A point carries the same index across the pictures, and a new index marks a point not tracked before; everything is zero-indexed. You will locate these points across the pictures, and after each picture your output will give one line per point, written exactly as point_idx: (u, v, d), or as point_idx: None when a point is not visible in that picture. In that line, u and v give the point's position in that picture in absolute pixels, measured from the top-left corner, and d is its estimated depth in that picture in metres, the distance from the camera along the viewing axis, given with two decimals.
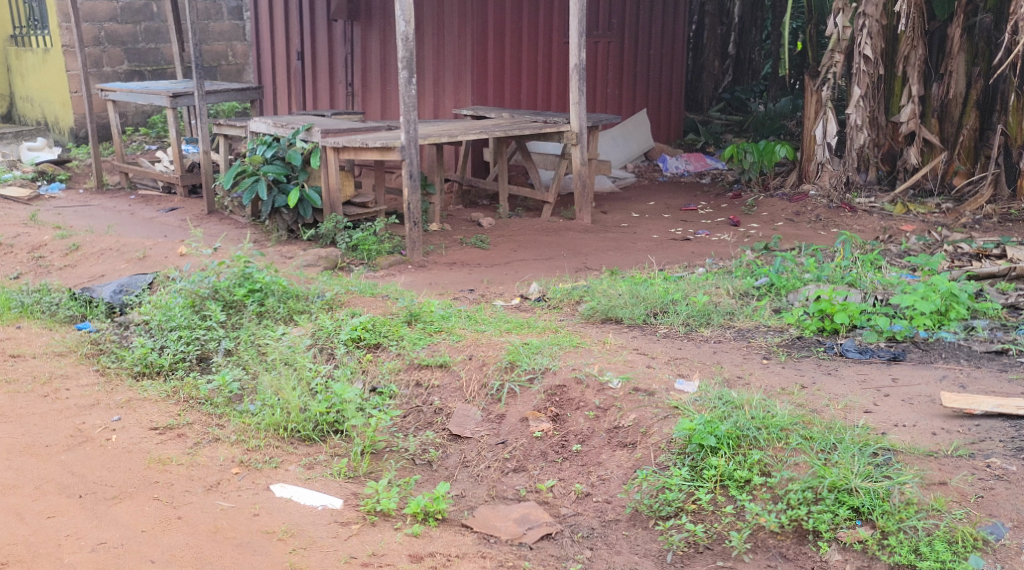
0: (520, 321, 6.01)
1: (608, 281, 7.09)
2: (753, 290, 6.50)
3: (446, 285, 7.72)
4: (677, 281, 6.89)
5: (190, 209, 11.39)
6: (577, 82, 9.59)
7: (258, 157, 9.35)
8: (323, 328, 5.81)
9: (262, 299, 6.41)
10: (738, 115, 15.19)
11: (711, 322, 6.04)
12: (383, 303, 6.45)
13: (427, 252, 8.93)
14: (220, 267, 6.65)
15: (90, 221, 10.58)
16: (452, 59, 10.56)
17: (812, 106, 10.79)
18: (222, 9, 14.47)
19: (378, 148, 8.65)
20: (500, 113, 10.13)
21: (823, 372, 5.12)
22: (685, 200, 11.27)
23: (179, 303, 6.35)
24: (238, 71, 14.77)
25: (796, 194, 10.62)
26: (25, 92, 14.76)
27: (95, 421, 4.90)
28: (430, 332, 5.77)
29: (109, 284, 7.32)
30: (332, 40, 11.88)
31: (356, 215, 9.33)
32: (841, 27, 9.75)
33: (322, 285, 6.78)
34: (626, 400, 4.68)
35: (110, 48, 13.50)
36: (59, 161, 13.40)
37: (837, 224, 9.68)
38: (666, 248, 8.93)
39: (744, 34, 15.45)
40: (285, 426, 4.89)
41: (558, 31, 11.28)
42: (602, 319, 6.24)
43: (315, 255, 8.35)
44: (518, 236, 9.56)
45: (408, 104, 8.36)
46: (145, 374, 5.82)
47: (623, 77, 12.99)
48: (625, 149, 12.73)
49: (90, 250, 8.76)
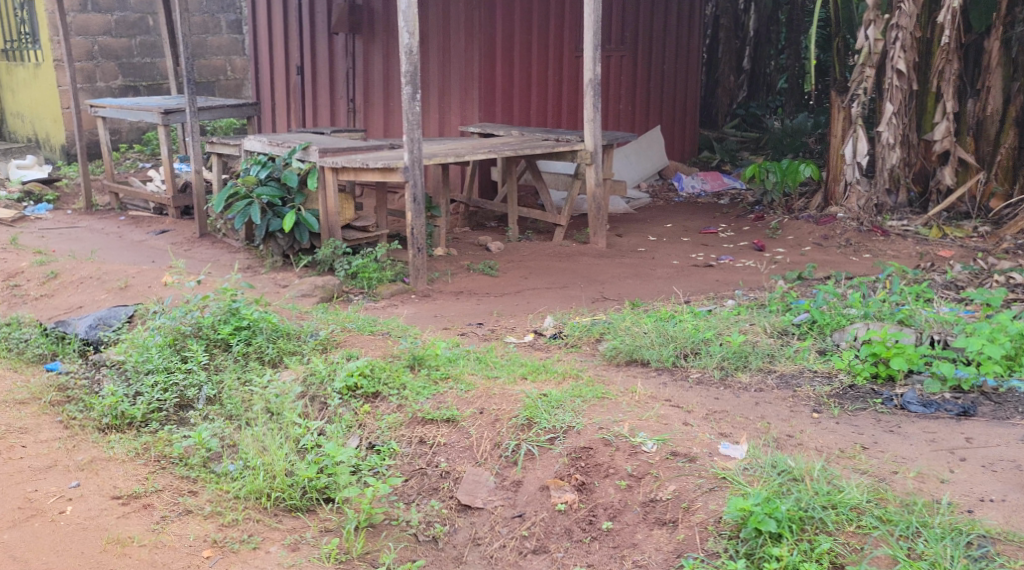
0: (536, 364, 5.39)
1: (631, 316, 6.46)
2: (792, 328, 5.85)
3: (451, 319, 7.11)
4: (707, 317, 6.26)
5: (181, 231, 10.80)
6: (592, 98, 8.99)
7: (251, 178, 8.76)
8: (316, 373, 5.20)
9: (250, 338, 5.79)
10: (753, 132, 14.61)
11: (748, 365, 5.39)
12: (384, 344, 5.82)
13: (432, 280, 8.33)
14: (205, 300, 6.03)
15: (74, 245, 9.99)
16: (459, 74, 9.98)
17: (838, 123, 10.06)
18: (221, 22, 13.92)
19: (379, 169, 8.03)
20: (509, 131, 9.55)
21: (884, 429, 4.44)
22: (704, 222, 10.66)
23: (156, 341, 5.76)
24: (237, 86, 14.21)
25: (823, 216, 9.95)
26: (16, 108, 14.21)
27: (50, 488, 4.35)
28: (436, 380, 5.14)
29: (85, 317, 6.73)
30: (334, 53, 11.30)
31: (356, 240, 8.73)
32: (872, 40, 9.16)
33: (315, 321, 6.16)
34: (663, 467, 4.09)
35: (104, 63, 12.92)
36: (48, 180, 12.83)
37: (869, 249, 9.07)
38: (688, 276, 8.34)
39: (759, 50, 15.00)
40: (268, 493, 4.31)
41: (569, 44, 10.68)
42: (626, 360, 5.63)
43: (312, 284, 7.73)
44: (528, 262, 8.93)
45: (411, 121, 7.74)
46: (115, 427, 5.26)
47: (637, 93, 12.39)
48: (639, 167, 12.13)
49: (69, 277, 8.17)
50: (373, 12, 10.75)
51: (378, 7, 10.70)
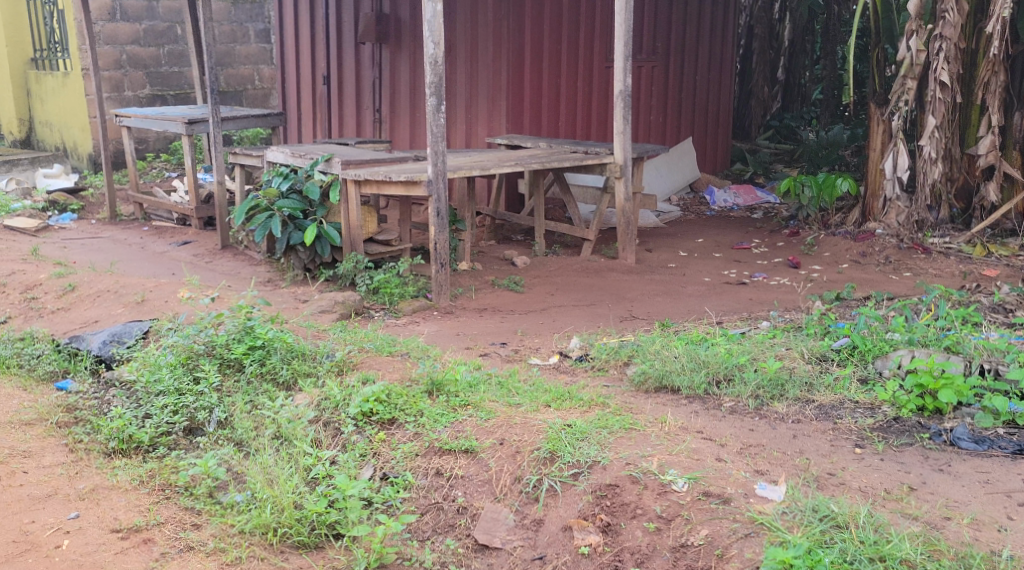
0: (560, 390, 5.13)
1: (661, 338, 6.18)
2: (831, 353, 5.57)
3: (475, 337, 6.88)
4: (741, 340, 5.97)
5: (203, 243, 10.63)
6: (622, 110, 8.73)
7: (272, 190, 8.52)
8: (330, 397, 4.97)
9: (264, 358, 5.57)
10: (787, 144, 14.31)
11: (785, 394, 5.12)
12: (402, 366, 5.59)
13: (455, 295, 8.10)
14: (220, 318, 5.82)
15: (95, 256, 9.84)
16: (486, 85, 9.77)
17: (877, 136, 9.75)
18: (249, 32, 13.80)
19: (402, 182, 7.81)
20: (536, 142, 9.32)
21: (933, 468, 4.16)
22: (736, 237, 10.36)
23: (167, 361, 5.56)
24: (264, 96, 14.06)
25: (861, 232, 9.64)
26: (44, 116, 14.12)
27: (48, 518, 4.17)
28: (455, 407, 4.90)
29: (99, 333, 6.54)
30: (361, 63, 11.11)
31: (379, 254, 8.53)
32: (914, 51, 8.94)
33: (331, 341, 5.94)
34: (694, 508, 3.89)
35: (132, 72, 12.81)
36: (73, 189, 12.73)
37: (910, 267, 8.76)
38: (720, 294, 8.07)
39: (795, 59, 14.67)
40: (276, 527, 4.16)
41: (600, 55, 10.43)
42: (655, 387, 5.37)
43: (331, 300, 7.49)
44: (555, 277, 8.68)
45: (436, 134, 7.52)
46: (121, 452, 5.06)
47: (668, 104, 12.12)
48: (669, 180, 11.86)
49: (87, 290, 8.00)
50: (400, 22, 10.57)
51: (405, 16, 10.51)
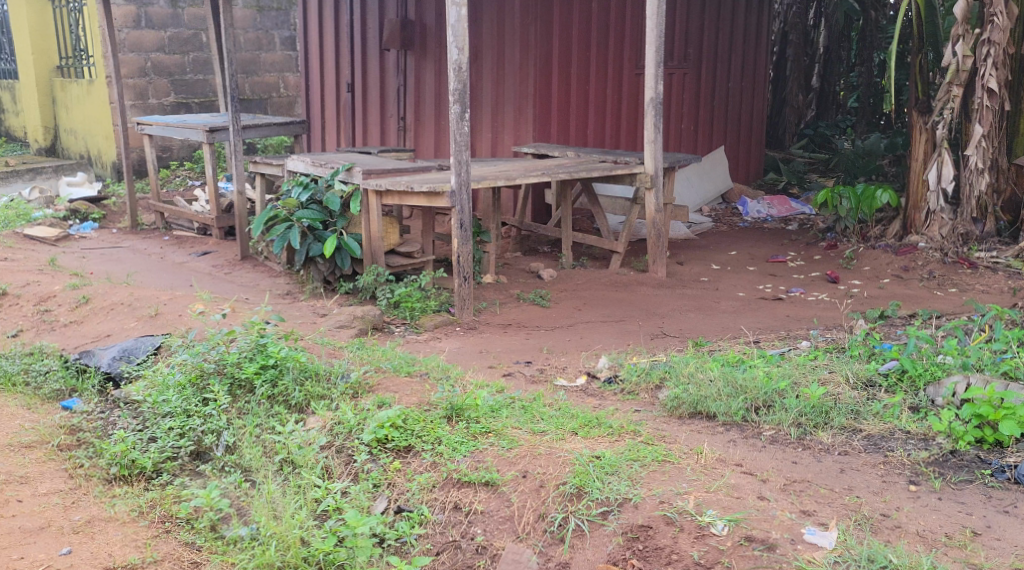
0: (587, 416, 4.84)
1: (695, 358, 5.86)
2: (878, 378, 5.25)
3: (499, 355, 6.59)
4: (780, 362, 5.62)
5: (224, 253, 10.40)
6: (653, 117, 8.40)
7: (292, 200, 8.29)
8: (344, 421, 4.72)
9: (276, 378, 5.28)
10: (822, 153, 13.96)
11: (829, 422, 4.82)
12: (422, 388, 5.30)
13: (479, 310, 7.81)
14: (232, 335, 5.52)
15: (112, 267, 9.61)
16: (512, 92, 9.49)
17: (919, 145, 9.32)
18: (275, 39, 13.60)
19: (425, 192, 7.53)
20: (564, 151, 9.02)
21: (998, 509, 3.89)
22: (771, 249, 9.99)
23: (175, 380, 5.29)
24: (289, 103, 13.85)
25: (902, 246, 9.26)
26: (69, 124, 13.94)
27: (38, 555, 4.02)
28: (476, 434, 4.60)
29: (110, 347, 6.27)
30: (385, 71, 10.86)
31: (400, 266, 8.27)
32: (960, 57, 8.64)
33: (346, 360, 5.66)
34: (736, 555, 3.63)
35: (156, 80, 12.61)
36: (95, 198, 12.54)
37: (955, 282, 8.39)
38: (756, 310, 7.72)
39: (830, 67, 14.37)
40: (280, 566, 3.95)
41: (630, 61, 10.11)
42: (689, 413, 5.06)
43: (350, 315, 7.23)
44: (583, 291, 8.37)
45: (459, 142, 7.23)
46: (122, 479, 4.78)
47: (700, 111, 11.77)
48: (700, 190, 11.52)
49: (101, 302, 7.76)
50: (425, 28, 10.32)
51: (430, 22, 10.25)
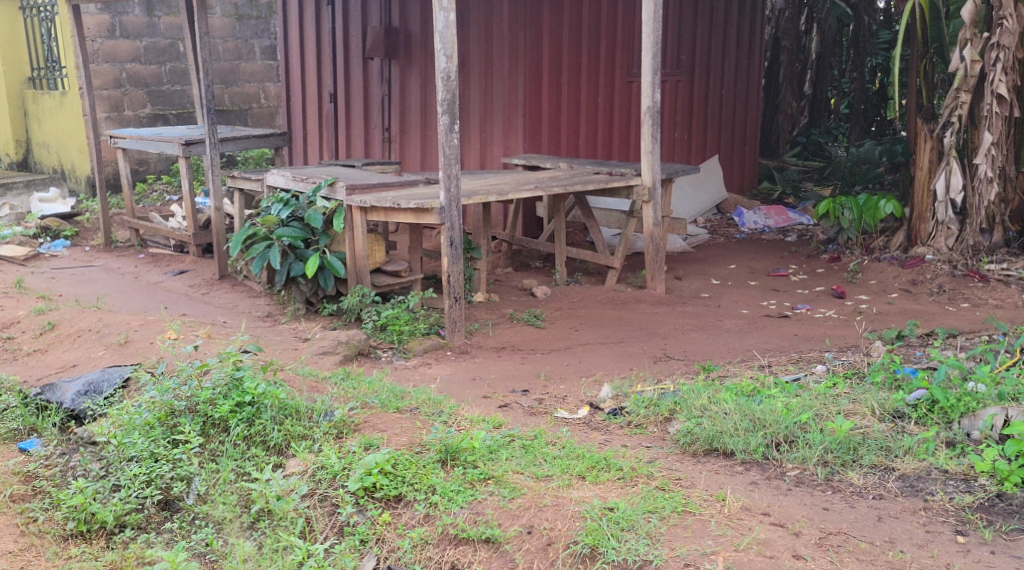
0: (594, 455, 4.49)
1: (704, 386, 5.44)
2: (906, 409, 4.86)
3: (494, 383, 6.17)
4: (799, 391, 5.21)
5: (201, 272, 9.94)
6: (650, 127, 7.99)
7: (271, 217, 7.83)
8: (328, 466, 4.37)
9: (253, 417, 4.86)
10: (816, 160, 13.65)
11: (859, 460, 4.45)
12: (413, 426, 4.89)
13: (470, 332, 7.39)
14: (206, 367, 5.09)
15: (82, 289, 9.13)
16: (501, 100, 9.08)
17: (924, 154, 8.90)
18: (254, 48, 13.15)
19: (412, 209, 7.08)
20: (556, 163, 8.60)
21: None
22: (772, 262, 9.61)
23: (143, 418, 4.86)
24: (270, 114, 13.41)
25: (908, 258, 8.85)
26: (41, 137, 13.43)
27: None
28: (474, 481, 4.25)
29: (77, 379, 5.79)
30: (368, 80, 10.44)
31: (387, 286, 7.84)
32: (969, 61, 8.29)
33: (330, 396, 5.20)
34: None
35: (132, 91, 12.14)
36: (67, 214, 12.06)
37: (967, 296, 8.03)
38: (763, 329, 7.32)
39: (822, 73, 14.06)
40: None
41: (622, 67, 9.70)
42: (704, 450, 4.68)
43: (335, 340, 6.79)
44: (579, 310, 7.95)
45: (448, 156, 6.80)
46: (80, 536, 4.41)
47: (694, 119, 11.37)
48: (696, 201, 11.14)
49: (67, 329, 7.30)
50: (409, 34, 9.94)
51: (415, 29, 9.87)
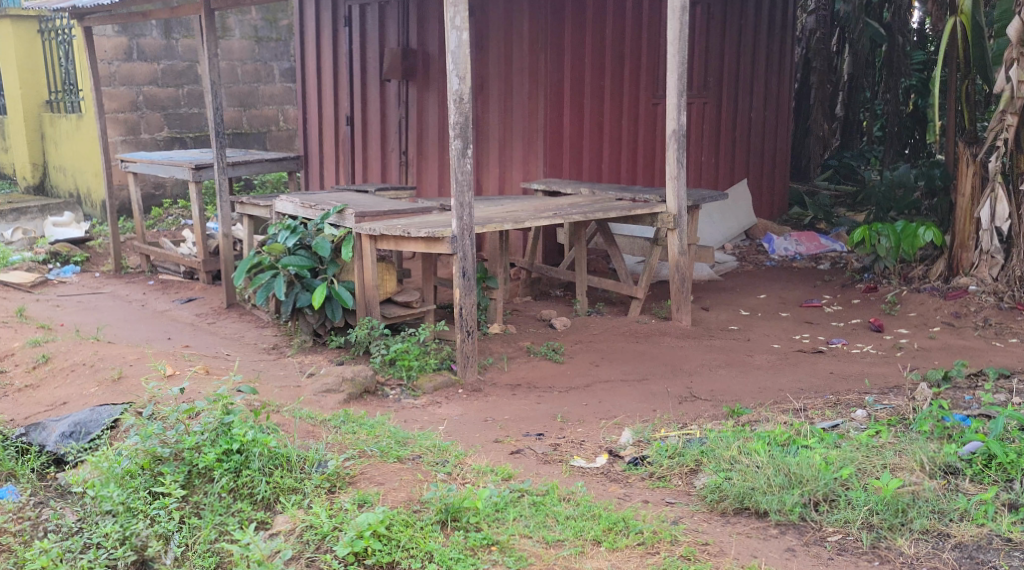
0: (610, 514, 4.14)
1: (733, 434, 4.97)
2: (959, 464, 4.43)
3: (507, 425, 5.74)
4: (838, 442, 4.72)
5: (209, 300, 9.58)
6: (676, 151, 7.56)
7: (278, 245, 7.41)
8: (316, 525, 4.03)
9: (241, 467, 4.46)
10: (849, 185, 13.30)
11: (908, 524, 4.09)
12: (415, 479, 4.47)
13: (484, 367, 6.95)
14: (194, 409, 4.68)
15: (85, 318, 8.78)
16: (521, 124, 8.69)
17: (966, 179, 8.37)
18: (273, 70, 12.85)
19: (423, 238, 6.66)
20: (577, 188, 8.18)
21: None
22: (804, 292, 9.12)
23: (122, 466, 4.45)
24: (289, 137, 13.09)
25: (951, 289, 8.31)
26: (57, 161, 13.17)
27: None
28: (476, 547, 3.93)
29: (65, 418, 5.38)
30: (386, 103, 10.09)
31: (398, 317, 7.38)
32: (1014, 82, 7.86)
33: (325, 445, 4.78)
34: None
35: (149, 114, 11.84)
36: (80, 239, 11.76)
37: (1015, 331, 7.54)
38: (796, 366, 6.86)
39: (854, 95, 13.56)
40: None
41: (646, 89, 9.29)
42: (734, 508, 4.27)
43: (339, 376, 6.37)
44: (600, 343, 7.50)
45: (461, 182, 6.39)
46: None
47: (723, 142, 10.93)
48: (723, 227, 10.68)
49: (61, 363, 6.92)
50: (427, 56, 9.59)
51: (433, 51, 9.51)
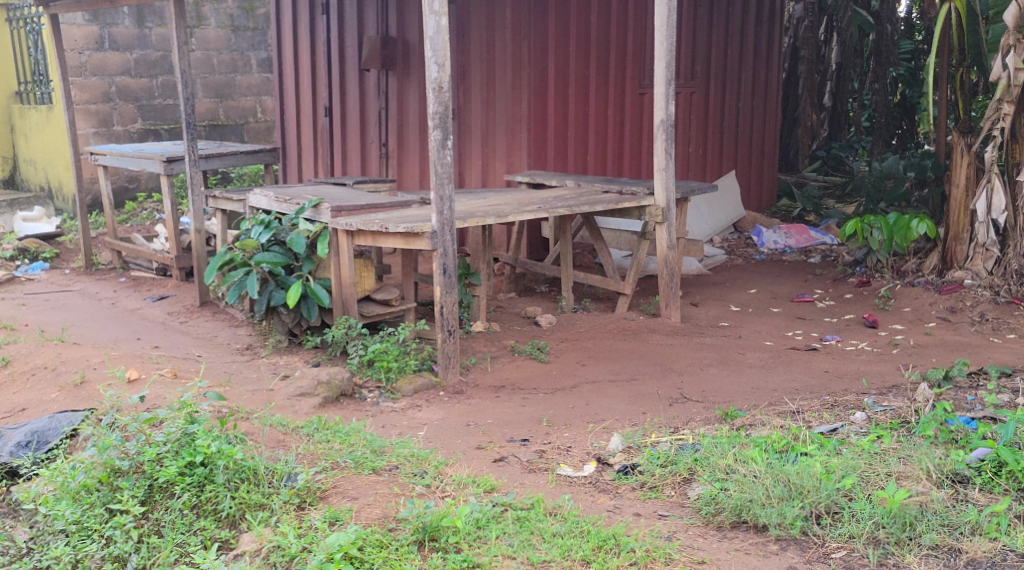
0: (600, 531, 3.88)
1: (728, 439, 4.71)
2: (967, 471, 4.18)
3: (489, 430, 5.46)
4: (839, 449, 4.46)
5: (182, 298, 9.25)
6: (664, 142, 7.27)
7: (251, 241, 7.04)
8: (285, 547, 3.78)
9: (205, 481, 4.17)
10: (838, 175, 13.08)
11: (915, 539, 3.84)
12: (392, 494, 4.19)
13: (466, 367, 6.66)
14: (155, 419, 4.36)
15: (52, 318, 8.45)
16: (504, 115, 8.37)
17: (960, 170, 8.11)
18: (250, 60, 12.49)
19: (401, 233, 6.35)
20: (563, 180, 7.90)
21: None
22: (795, 286, 8.87)
23: (77, 481, 4.16)
24: (267, 129, 12.73)
25: (946, 283, 8.07)
26: (28, 154, 12.78)
27: None
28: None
29: (23, 426, 5.06)
30: (364, 93, 9.77)
31: (378, 316, 7.09)
32: (1011, 69, 7.54)
33: (295, 456, 4.48)
34: None
35: (121, 105, 11.46)
36: (50, 234, 11.40)
37: (1013, 326, 7.32)
38: (790, 365, 6.60)
39: (842, 85, 13.33)
40: None
41: (633, 78, 9.02)
42: (732, 521, 4.03)
43: (314, 379, 6.08)
44: (587, 341, 7.23)
45: (440, 174, 6.08)
46: None
47: (710, 133, 10.66)
48: (712, 219, 10.43)
49: (22, 367, 6.60)
50: (407, 45, 9.29)
51: (413, 40, 9.21)
